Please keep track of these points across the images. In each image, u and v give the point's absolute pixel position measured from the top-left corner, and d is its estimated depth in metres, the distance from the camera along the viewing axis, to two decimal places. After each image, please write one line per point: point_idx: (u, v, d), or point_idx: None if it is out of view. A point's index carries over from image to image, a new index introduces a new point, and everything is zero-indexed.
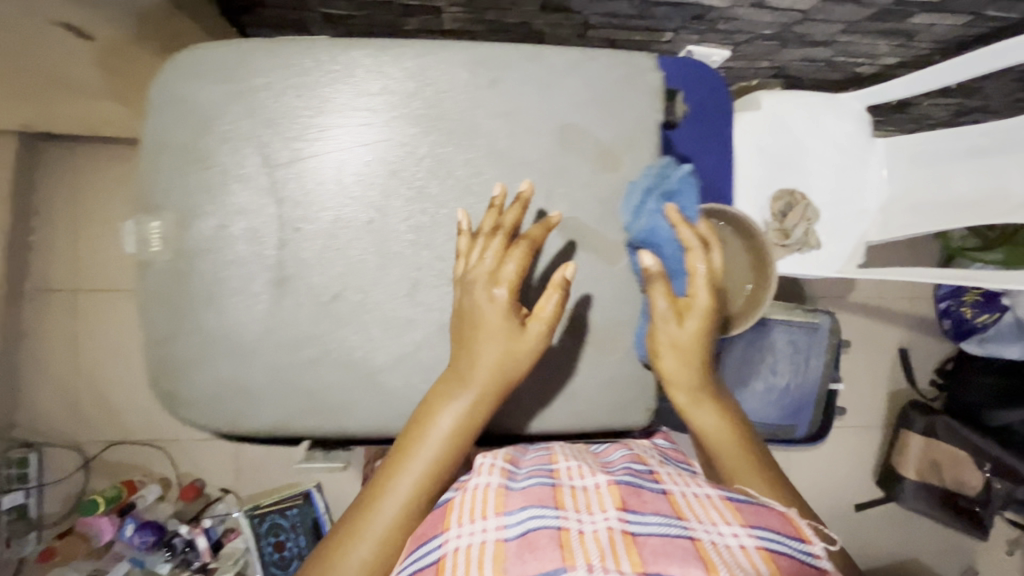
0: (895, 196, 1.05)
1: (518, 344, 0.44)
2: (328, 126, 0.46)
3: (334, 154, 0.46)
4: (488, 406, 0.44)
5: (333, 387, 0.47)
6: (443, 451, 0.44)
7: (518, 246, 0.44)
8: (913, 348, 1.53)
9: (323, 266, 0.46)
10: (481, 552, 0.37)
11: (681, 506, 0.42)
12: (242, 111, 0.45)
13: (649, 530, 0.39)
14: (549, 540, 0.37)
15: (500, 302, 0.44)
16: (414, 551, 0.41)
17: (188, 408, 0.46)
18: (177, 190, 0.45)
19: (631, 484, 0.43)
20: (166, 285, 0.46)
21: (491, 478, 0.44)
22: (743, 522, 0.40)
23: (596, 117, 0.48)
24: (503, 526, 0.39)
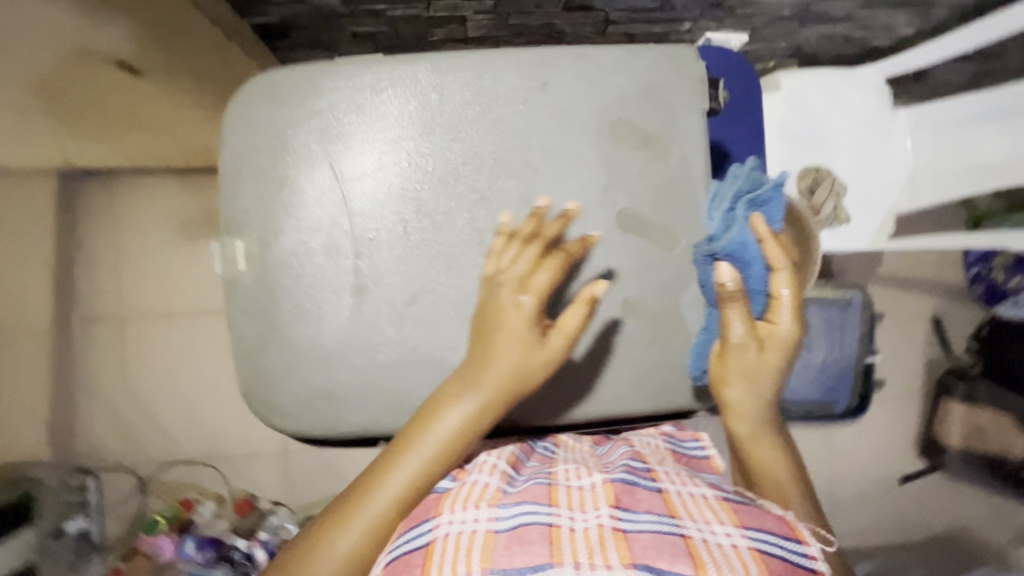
0: (921, 165, 1.06)
1: (536, 354, 0.45)
2: (370, 143, 0.49)
3: (370, 172, 0.48)
4: (497, 408, 0.45)
5: (413, 386, 0.49)
6: (444, 445, 0.45)
7: (553, 257, 0.46)
8: (946, 316, 1.53)
9: (397, 271, 0.48)
10: (470, 540, 0.40)
11: (676, 504, 0.43)
12: (303, 130, 0.48)
13: (640, 527, 0.40)
14: (539, 535, 0.40)
15: (524, 309, 0.45)
16: (405, 534, 0.43)
17: (281, 416, 0.49)
18: (257, 210, 0.48)
19: (626, 481, 0.45)
20: (252, 301, 0.49)
21: (490, 477, 0.46)
22: (737, 523, 0.42)
23: (644, 109, 0.50)
24: (494, 518, 0.41)
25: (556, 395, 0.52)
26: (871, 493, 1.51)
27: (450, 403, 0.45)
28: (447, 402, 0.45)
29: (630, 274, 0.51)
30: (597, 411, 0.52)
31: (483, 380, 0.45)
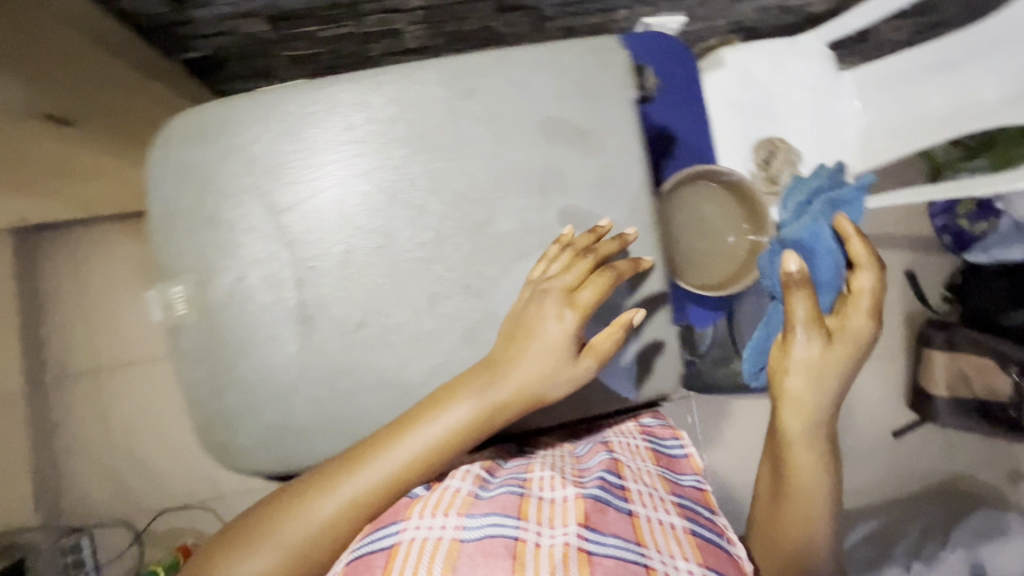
0: (873, 123, 1.06)
1: (565, 369, 0.46)
2: (316, 166, 0.48)
3: (318, 194, 0.48)
4: (510, 413, 0.46)
5: (374, 410, 0.48)
6: (439, 443, 0.45)
7: (604, 273, 0.46)
8: (919, 269, 1.55)
9: (342, 298, 0.48)
10: (437, 547, 0.43)
11: (644, 531, 0.47)
12: (262, 150, 0.48)
13: (605, 551, 0.44)
14: (503, 548, 0.43)
15: (567, 323, 0.45)
16: (371, 533, 0.46)
17: (242, 457, 0.49)
18: (191, 253, 0.47)
19: (599, 499, 0.48)
20: (198, 345, 0.48)
21: (463, 484, 0.48)
22: (699, 561, 0.47)
23: (573, 105, 0.50)
24: (462, 527, 0.44)
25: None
26: (867, 451, 1.52)
27: (450, 403, 0.45)
28: (446, 402, 0.45)
29: None
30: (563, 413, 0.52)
31: (504, 387, 0.46)
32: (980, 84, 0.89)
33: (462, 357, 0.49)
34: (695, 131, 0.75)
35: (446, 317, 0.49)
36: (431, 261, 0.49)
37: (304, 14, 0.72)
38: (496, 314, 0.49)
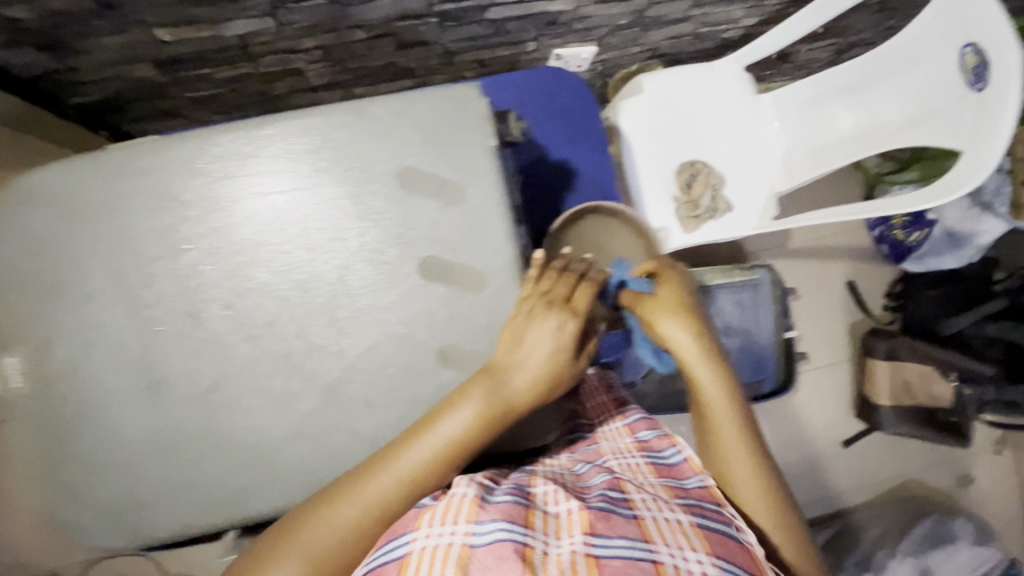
0: (791, 144, 1.08)
1: (565, 371, 0.48)
2: (255, 193, 0.47)
3: (261, 219, 0.47)
4: (520, 412, 0.47)
5: (229, 475, 0.47)
6: (448, 446, 0.45)
7: (589, 284, 0.51)
8: (862, 279, 1.57)
9: (192, 360, 0.47)
10: (448, 554, 0.39)
11: (650, 528, 0.42)
12: (237, 167, 0.47)
13: (613, 552, 0.40)
14: (513, 553, 0.38)
15: (566, 330, 0.48)
16: (382, 547, 0.43)
17: (90, 532, 0.47)
18: (26, 322, 0.45)
19: (604, 508, 0.44)
20: (36, 418, 0.46)
21: (468, 490, 0.44)
22: (709, 551, 0.42)
23: (429, 155, 0.49)
24: (472, 533, 0.40)
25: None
26: (819, 462, 1.53)
27: (454, 408, 0.46)
28: (453, 406, 0.46)
29: (443, 324, 0.49)
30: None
31: (514, 394, 0.46)
32: (882, 108, 0.93)
33: (323, 415, 0.48)
34: (596, 163, 0.75)
35: (303, 376, 0.48)
36: (286, 319, 0.47)
37: (192, 58, 0.71)
38: (357, 370, 0.48)
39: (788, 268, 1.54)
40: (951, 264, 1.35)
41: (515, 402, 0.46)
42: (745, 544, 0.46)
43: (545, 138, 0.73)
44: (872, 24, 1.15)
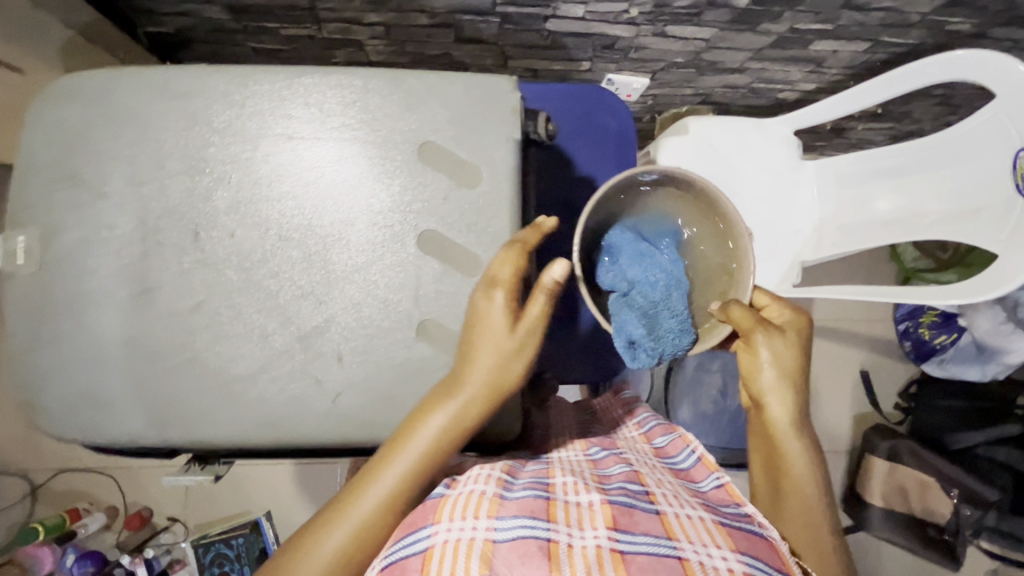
0: (826, 215, 1.06)
1: (510, 347, 0.46)
2: (259, 161, 0.49)
3: (274, 188, 0.49)
4: (478, 410, 0.46)
5: (190, 396, 0.47)
6: (423, 453, 0.46)
7: (514, 248, 0.47)
8: (876, 371, 1.51)
9: (182, 276, 0.48)
10: (471, 548, 0.42)
11: (673, 526, 0.46)
12: (256, 123, 0.49)
13: (638, 549, 0.44)
14: (539, 550, 0.42)
15: (501, 304, 0.46)
16: (402, 540, 0.45)
17: (44, 420, 0.47)
18: (38, 205, 0.47)
19: (625, 504, 0.48)
20: (28, 298, 0.47)
21: (487, 487, 0.47)
22: (731, 547, 0.45)
23: (454, 135, 0.50)
24: (493, 528, 0.44)
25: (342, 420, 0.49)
26: None
27: (414, 424, 0.46)
28: (412, 422, 0.46)
29: (430, 297, 0.49)
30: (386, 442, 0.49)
31: (471, 387, 0.46)
32: (923, 198, 0.92)
33: (292, 359, 0.48)
34: None
35: (284, 318, 0.48)
36: (280, 259, 0.48)
37: (260, 7, 0.75)
38: (336, 324, 0.49)
39: None
40: (975, 377, 1.28)
41: (471, 399, 0.46)
42: (768, 538, 0.50)
43: (577, 150, 0.74)
44: (932, 115, 1.14)
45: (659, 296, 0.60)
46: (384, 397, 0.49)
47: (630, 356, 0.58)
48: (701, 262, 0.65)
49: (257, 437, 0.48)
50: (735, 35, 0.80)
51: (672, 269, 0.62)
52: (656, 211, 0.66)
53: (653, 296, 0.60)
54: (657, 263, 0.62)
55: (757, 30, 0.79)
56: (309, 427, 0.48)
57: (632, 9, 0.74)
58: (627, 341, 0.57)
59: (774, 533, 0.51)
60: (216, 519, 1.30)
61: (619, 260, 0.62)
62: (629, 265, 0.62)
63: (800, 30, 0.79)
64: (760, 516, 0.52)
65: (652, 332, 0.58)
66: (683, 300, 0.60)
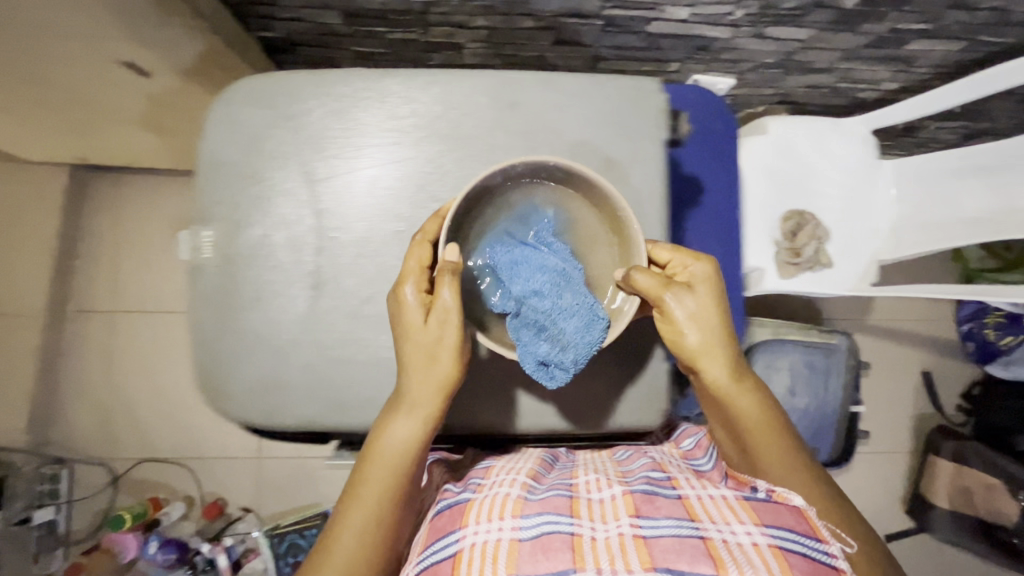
0: (905, 215, 1.06)
1: (434, 345, 0.46)
2: (340, 157, 0.51)
3: (347, 180, 0.51)
4: (430, 412, 0.47)
5: (363, 384, 0.50)
6: (388, 467, 0.47)
7: (422, 245, 0.48)
8: (937, 372, 1.50)
9: (354, 271, 0.50)
10: (497, 548, 0.47)
11: (695, 509, 0.49)
12: (382, 122, 0.52)
13: (660, 532, 0.47)
14: (561, 543, 0.46)
15: (414, 302, 0.46)
16: (432, 545, 0.50)
17: (227, 403, 0.50)
18: (224, 202, 0.50)
19: (646, 493, 0.51)
20: (214, 289, 0.51)
21: (513, 490, 0.52)
22: (756, 522, 0.47)
23: (608, 135, 0.53)
24: (518, 527, 0.48)
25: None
26: None
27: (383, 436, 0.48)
28: (377, 439, 0.48)
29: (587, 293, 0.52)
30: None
31: (416, 395, 0.47)
32: (1017, 196, 0.91)
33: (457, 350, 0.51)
34: (728, 182, 0.75)
35: None
36: None
37: (375, 12, 0.77)
38: None
39: (865, 344, 1.47)
40: None
41: (419, 403, 0.47)
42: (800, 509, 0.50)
43: (693, 155, 0.75)
44: (1009, 114, 1.13)
45: (552, 302, 0.49)
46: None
47: (547, 377, 0.50)
48: (597, 245, 0.54)
49: None
50: (833, 35, 0.81)
51: (558, 261, 0.51)
52: (527, 201, 0.54)
53: (545, 305, 0.48)
54: (537, 263, 0.51)
55: (857, 30, 0.80)
56: None
57: (737, 12, 0.76)
58: (536, 362, 0.49)
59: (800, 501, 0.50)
60: (288, 510, 1.33)
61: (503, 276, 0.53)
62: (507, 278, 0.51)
63: (900, 29, 0.80)
64: (781, 490, 0.51)
65: (557, 344, 0.48)
66: (579, 293, 0.49)
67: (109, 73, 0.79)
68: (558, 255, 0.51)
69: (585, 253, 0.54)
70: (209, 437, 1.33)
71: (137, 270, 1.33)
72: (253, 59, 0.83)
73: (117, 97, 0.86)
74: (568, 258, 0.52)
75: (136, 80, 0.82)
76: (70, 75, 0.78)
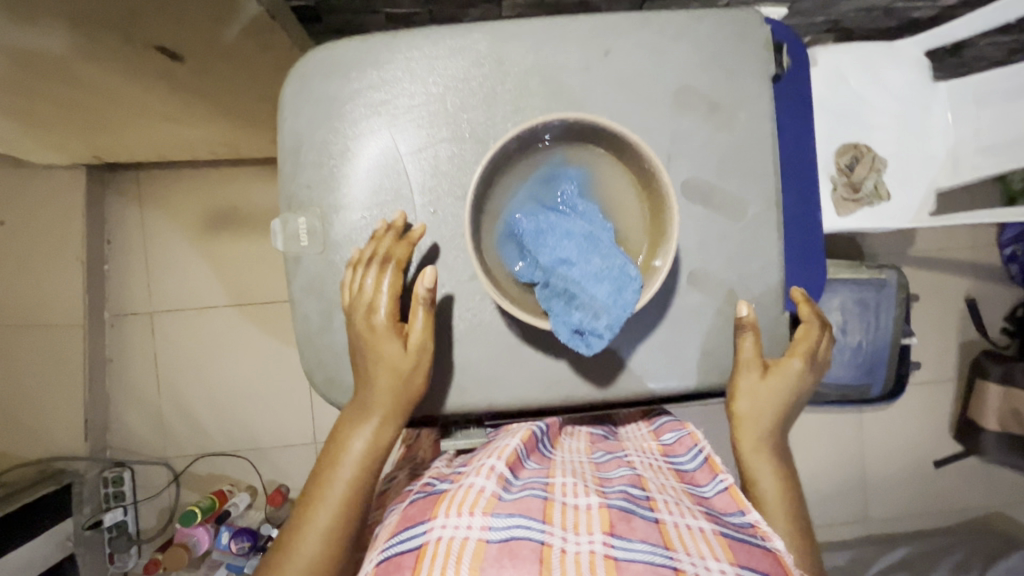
0: (962, 139, 1.02)
1: (401, 364, 0.48)
2: (412, 130, 0.49)
3: (416, 157, 0.49)
4: (393, 427, 0.49)
5: (479, 359, 0.51)
6: (353, 477, 0.50)
7: (386, 268, 0.48)
8: (982, 297, 1.46)
9: (457, 245, 0.50)
10: (462, 546, 0.45)
11: (671, 536, 0.48)
12: (459, 83, 0.49)
13: (633, 557, 0.45)
14: (529, 552, 0.45)
15: (381, 326, 0.48)
16: (400, 535, 0.49)
17: (344, 392, 0.52)
18: (317, 187, 0.50)
19: (623, 509, 0.50)
20: (316, 277, 0.51)
21: (488, 483, 0.51)
22: (732, 561, 0.46)
23: (710, 76, 0.50)
24: (487, 526, 0.47)
25: (625, 373, 0.52)
26: (904, 479, 1.46)
27: (347, 444, 0.50)
28: (342, 444, 0.50)
29: (694, 248, 0.51)
30: (666, 389, 0.52)
31: (373, 404, 0.49)
32: None
33: None
34: (798, 132, 0.62)
35: None
36: None
37: None
38: None
39: (911, 275, 1.44)
40: None
41: (376, 411, 0.49)
42: (773, 551, 0.49)
43: (798, 85, 0.62)
44: None
45: (579, 269, 0.40)
46: (656, 343, 0.52)
47: (584, 346, 0.42)
48: (629, 206, 0.46)
49: (543, 396, 0.52)
50: None
51: (584, 224, 0.42)
52: (547, 158, 0.46)
53: (573, 273, 0.40)
54: (563, 227, 0.42)
55: None
56: (588, 378, 0.52)
57: None
58: (572, 331, 0.41)
59: (781, 545, 0.49)
60: None
61: (522, 243, 0.44)
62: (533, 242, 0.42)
63: None
64: (766, 527, 0.50)
65: (588, 310, 0.40)
66: (611, 255, 0.40)
67: (136, 58, 0.74)
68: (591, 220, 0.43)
69: (615, 217, 0.45)
70: (263, 426, 1.33)
71: (168, 267, 1.30)
72: (289, 31, 0.77)
73: (141, 86, 0.83)
74: (592, 217, 0.43)
75: (163, 65, 0.77)
76: (97, 64, 0.74)
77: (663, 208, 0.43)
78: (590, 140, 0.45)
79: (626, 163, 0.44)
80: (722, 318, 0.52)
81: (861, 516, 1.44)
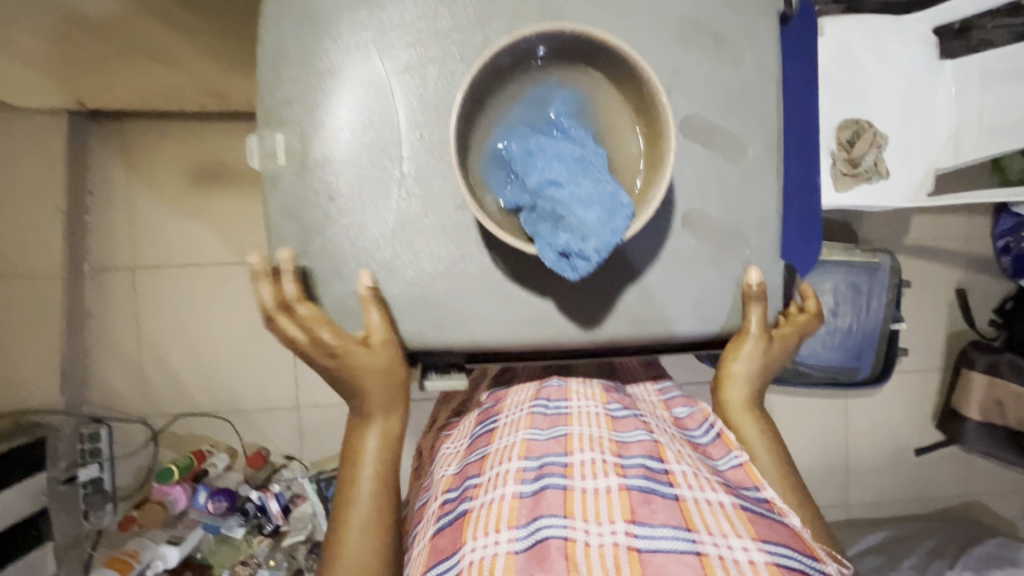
0: (964, 119, 1.01)
1: (378, 363, 0.50)
2: (401, 47, 0.47)
3: (405, 74, 0.47)
4: (401, 412, 0.54)
5: (464, 295, 0.49)
6: (376, 467, 0.54)
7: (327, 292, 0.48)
8: (972, 288, 1.45)
9: (446, 173, 0.48)
10: (494, 564, 0.47)
11: (692, 514, 0.49)
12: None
13: (656, 546, 0.47)
14: (557, 550, 0.46)
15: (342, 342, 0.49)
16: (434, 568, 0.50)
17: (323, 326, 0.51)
18: (297, 104, 0.48)
19: (643, 489, 0.51)
20: (292, 198, 0.49)
21: (506, 488, 0.52)
22: (754, 536, 0.48)
23: (716, 11, 0.49)
24: (514, 539, 0.48)
25: (614, 318, 0.51)
26: (885, 466, 1.47)
27: (361, 440, 0.54)
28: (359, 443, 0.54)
29: (691, 189, 0.50)
30: (653, 333, 0.51)
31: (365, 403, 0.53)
32: None
33: None
34: (799, 82, 0.60)
35: None
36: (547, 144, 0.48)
37: None
38: None
39: (904, 262, 1.43)
40: None
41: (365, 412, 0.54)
42: (795, 527, 0.52)
43: (804, 33, 0.59)
44: None
45: (568, 190, 0.38)
46: (648, 286, 0.50)
47: (570, 270, 0.40)
48: (626, 136, 0.44)
49: (529, 337, 0.50)
50: None
51: (576, 147, 0.40)
52: (540, 81, 0.44)
53: (560, 196, 0.38)
54: (554, 149, 0.40)
55: None
56: (576, 320, 0.50)
57: None
58: (558, 252, 0.39)
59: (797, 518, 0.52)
60: (329, 456, 1.33)
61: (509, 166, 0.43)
62: (519, 163, 0.41)
63: None
64: (781, 502, 0.53)
65: (575, 231, 0.38)
66: (601, 180, 0.38)
67: None
68: (582, 143, 0.42)
69: (609, 143, 0.44)
70: (244, 389, 1.31)
71: (151, 221, 1.27)
72: None
73: None
74: (585, 142, 0.42)
75: None
76: None
77: (660, 133, 0.42)
78: (586, 62, 0.44)
79: (625, 90, 0.43)
80: (716, 263, 0.51)
81: (840, 502, 1.45)
